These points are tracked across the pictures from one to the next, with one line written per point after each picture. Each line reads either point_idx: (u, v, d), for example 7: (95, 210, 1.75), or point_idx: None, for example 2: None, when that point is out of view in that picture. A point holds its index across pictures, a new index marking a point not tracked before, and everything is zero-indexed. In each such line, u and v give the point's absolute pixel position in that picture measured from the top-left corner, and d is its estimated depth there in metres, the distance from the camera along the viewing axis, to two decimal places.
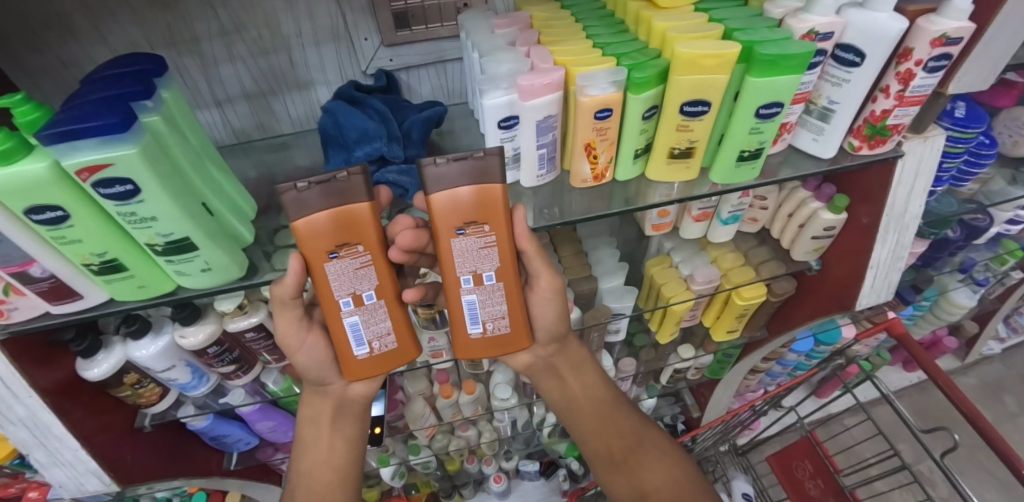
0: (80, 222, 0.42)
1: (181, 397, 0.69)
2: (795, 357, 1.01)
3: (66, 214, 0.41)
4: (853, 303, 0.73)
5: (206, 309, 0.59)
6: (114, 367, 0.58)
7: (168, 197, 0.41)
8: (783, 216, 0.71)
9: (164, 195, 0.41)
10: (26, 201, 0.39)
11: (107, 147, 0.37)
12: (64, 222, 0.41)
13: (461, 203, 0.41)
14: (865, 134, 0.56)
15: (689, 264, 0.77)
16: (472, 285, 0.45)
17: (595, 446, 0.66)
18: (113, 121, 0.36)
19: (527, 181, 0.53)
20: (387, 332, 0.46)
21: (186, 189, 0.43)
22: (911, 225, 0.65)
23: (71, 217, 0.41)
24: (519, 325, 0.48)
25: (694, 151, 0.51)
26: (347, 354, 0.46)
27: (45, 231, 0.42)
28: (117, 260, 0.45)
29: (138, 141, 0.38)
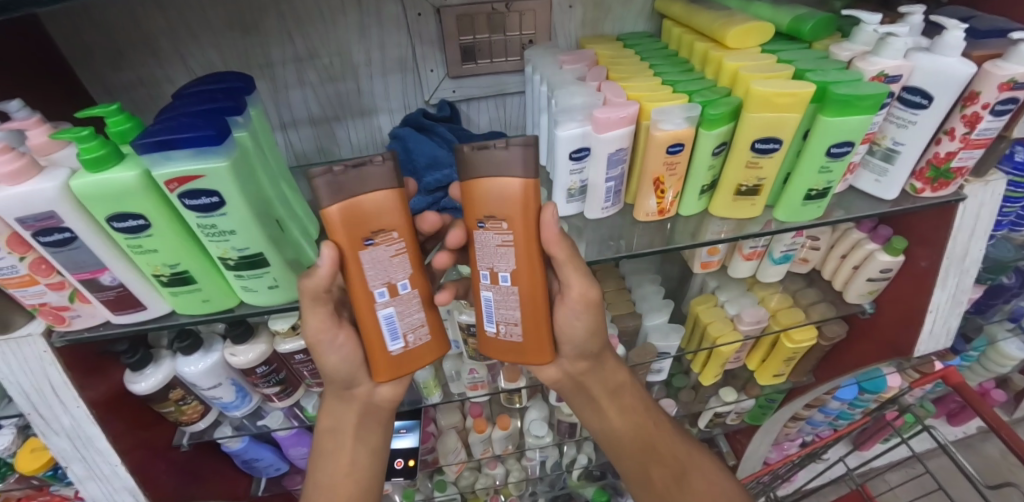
0: (158, 232, 0.42)
1: (220, 417, 0.68)
2: (838, 405, 0.95)
3: (147, 223, 0.41)
4: (911, 349, 0.70)
5: (258, 328, 0.58)
6: (160, 382, 0.57)
7: (249, 211, 0.41)
8: (837, 257, 0.70)
9: (246, 209, 0.41)
10: (113, 209, 0.40)
11: (199, 159, 0.38)
12: (144, 231, 0.42)
13: (492, 191, 0.39)
14: (928, 176, 0.56)
15: (735, 303, 0.75)
16: (489, 282, 0.43)
17: (632, 473, 0.64)
18: (208, 133, 0.37)
19: (592, 212, 0.53)
20: (420, 325, 0.44)
21: (264, 205, 0.44)
22: (972, 270, 0.63)
23: (151, 227, 0.42)
24: (537, 334, 0.45)
25: (761, 189, 0.51)
26: (380, 349, 0.43)
27: (124, 239, 0.42)
28: (187, 273, 0.45)
29: (229, 154, 0.39)
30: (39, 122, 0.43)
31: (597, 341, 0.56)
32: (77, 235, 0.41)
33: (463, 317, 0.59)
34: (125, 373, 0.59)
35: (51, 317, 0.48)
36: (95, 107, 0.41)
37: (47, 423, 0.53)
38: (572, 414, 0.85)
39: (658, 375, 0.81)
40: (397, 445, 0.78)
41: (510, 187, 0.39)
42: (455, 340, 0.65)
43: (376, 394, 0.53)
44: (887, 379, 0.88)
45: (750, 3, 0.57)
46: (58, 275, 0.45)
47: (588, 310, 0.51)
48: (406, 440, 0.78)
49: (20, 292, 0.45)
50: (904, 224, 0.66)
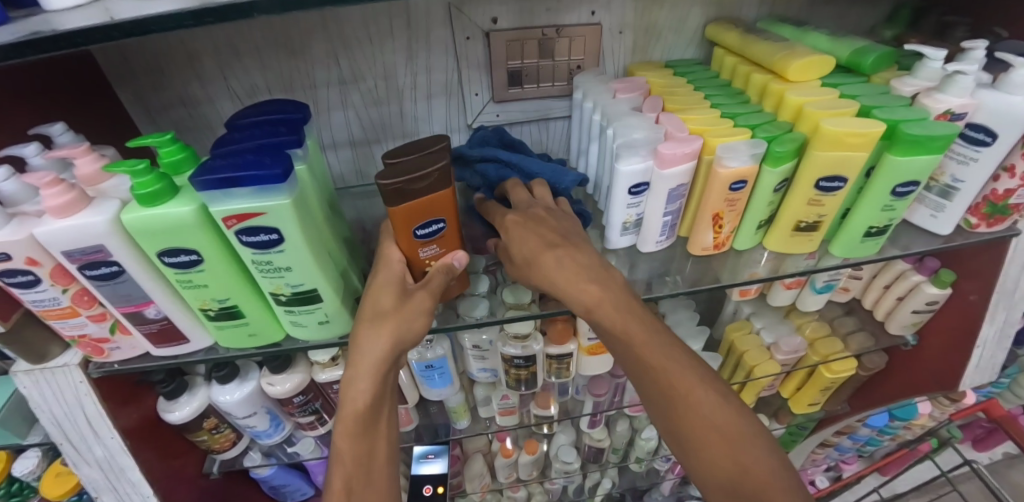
0: (209, 267, 0.41)
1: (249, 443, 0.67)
2: (867, 432, 0.92)
3: (199, 258, 0.40)
4: (956, 384, 0.69)
5: (297, 357, 0.57)
6: (194, 411, 0.56)
7: (306, 248, 0.40)
8: (880, 287, 0.68)
9: (304, 246, 0.40)
10: (166, 244, 0.39)
11: (260, 196, 0.37)
12: (195, 266, 0.40)
13: (399, 207, 0.38)
14: (984, 212, 0.55)
15: (773, 331, 0.73)
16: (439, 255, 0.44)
17: None
18: (273, 171, 0.35)
19: (645, 245, 0.52)
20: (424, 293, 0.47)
21: (319, 240, 0.43)
22: (1022, 304, 0.62)
23: (203, 262, 0.40)
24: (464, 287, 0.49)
25: (820, 226, 0.50)
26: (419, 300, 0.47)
27: (174, 274, 0.41)
28: (235, 307, 0.44)
29: (291, 191, 0.37)
30: (88, 150, 0.41)
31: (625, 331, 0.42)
32: (125, 269, 0.40)
33: (507, 350, 0.57)
34: (159, 399, 0.57)
35: (90, 348, 0.46)
36: (149, 137, 0.39)
37: (78, 453, 0.51)
38: (601, 439, 0.84)
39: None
40: (423, 471, 0.72)
41: (405, 201, 0.38)
42: (493, 369, 0.63)
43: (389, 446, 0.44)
44: (918, 406, 0.85)
45: (807, 34, 0.56)
46: (99, 307, 0.43)
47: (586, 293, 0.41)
48: (433, 465, 0.73)
49: (60, 324, 0.43)
50: (951, 256, 0.65)
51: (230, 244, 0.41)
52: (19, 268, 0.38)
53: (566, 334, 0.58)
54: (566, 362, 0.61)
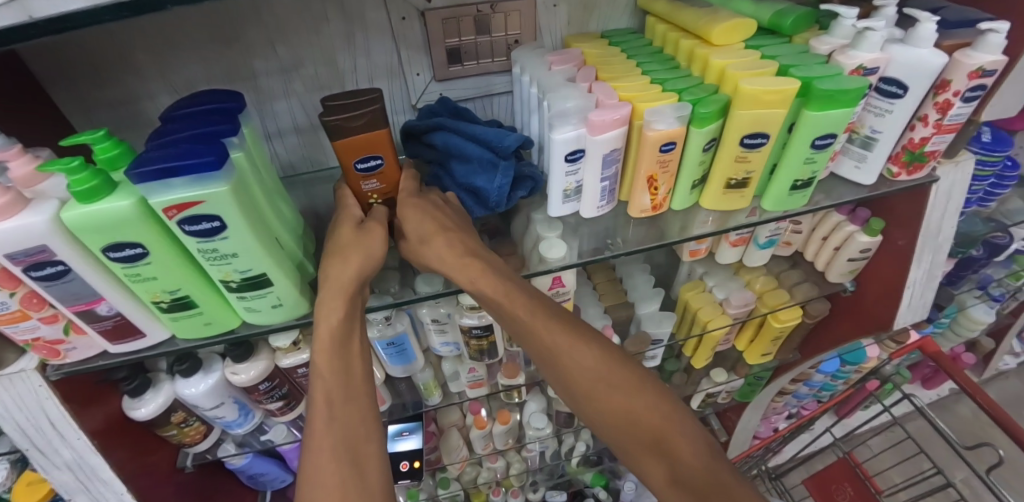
0: (156, 259, 0.41)
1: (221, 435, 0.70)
2: (821, 378, 0.99)
3: (144, 251, 0.40)
4: (891, 323, 0.74)
5: (259, 346, 0.58)
6: (160, 407, 0.57)
7: (251, 233, 0.41)
8: (818, 239, 0.72)
9: (248, 231, 0.41)
10: (107, 239, 0.39)
11: (198, 185, 0.37)
12: (141, 259, 0.41)
13: (342, 142, 0.44)
14: (904, 160, 0.58)
15: (724, 288, 0.76)
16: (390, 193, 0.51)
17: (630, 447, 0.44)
18: (210, 159, 0.36)
19: (587, 211, 0.54)
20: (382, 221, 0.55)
21: (264, 227, 0.44)
22: (945, 246, 0.67)
23: (149, 254, 0.41)
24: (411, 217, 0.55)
25: (749, 181, 0.53)
26: None
27: (121, 268, 0.41)
28: (187, 298, 0.45)
29: (229, 178, 0.38)
30: (19, 152, 0.41)
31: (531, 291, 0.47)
32: (71, 268, 0.40)
33: (464, 320, 0.59)
34: (125, 398, 0.58)
35: (46, 350, 0.46)
36: (82, 134, 0.39)
37: (46, 457, 0.52)
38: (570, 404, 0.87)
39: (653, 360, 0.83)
40: (402, 447, 0.79)
41: (347, 137, 0.44)
42: (456, 343, 0.65)
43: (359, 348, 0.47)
44: (866, 350, 0.90)
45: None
46: (50, 308, 0.43)
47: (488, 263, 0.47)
48: (411, 442, 0.79)
49: (12, 328, 0.43)
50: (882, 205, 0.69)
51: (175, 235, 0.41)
52: None
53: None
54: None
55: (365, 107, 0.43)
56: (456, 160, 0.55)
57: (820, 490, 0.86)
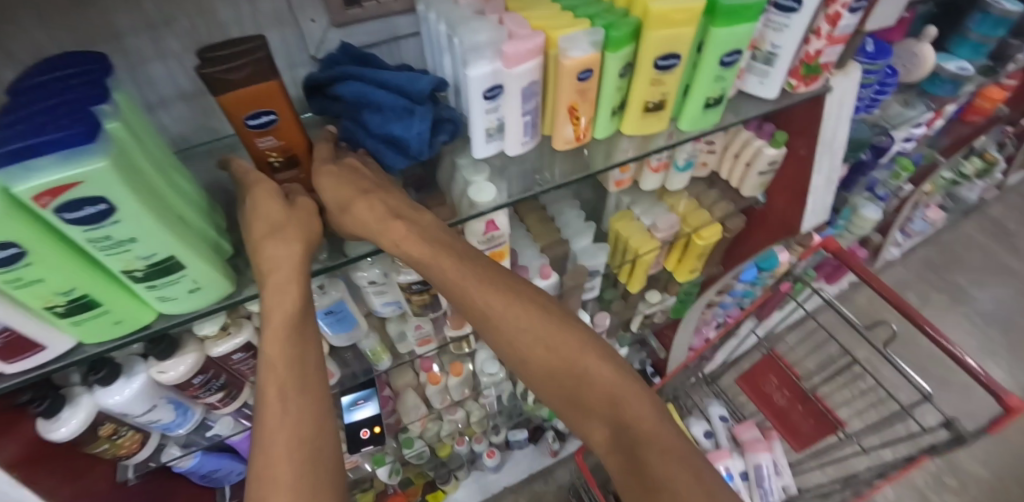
0: (39, 260, 0.34)
1: (162, 441, 0.65)
2: (743, 287, 1.09)
3: (23, 253, 0.33)
4: (799, 227, 0.81)
5: (184, 339, 0.53)
6: (84, 422, 0.51)
7: (152, 218, 0.36)
8: (731, 157, 0.76)
9: (147, 215, 0.36)
10: None
11: (74, 162, 0.31)
12: (18, 262, 0.33)
13: (228, 99, 0.40)
14: (801, 74, 0.62)
15: (650, 214, 0.78)
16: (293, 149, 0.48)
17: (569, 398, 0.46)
18: (78, 131, 0.31)
19: (512, 148, 0.53)
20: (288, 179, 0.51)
21: (165, 206, 0.39)
22: (840, 151, 0.73)
23: (29, 255, 0.33)
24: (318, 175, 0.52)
25: (665, 104, 0.54)
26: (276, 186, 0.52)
27: None
28: (86, 297, 0.39)
29: (109, 152, 0.32)
30: None
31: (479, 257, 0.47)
32: None
33: (401, 278, 0.58)
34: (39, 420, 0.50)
35: None
36: None
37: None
38: None
39: (591, 293, 0.86)
40: (359, 416, 0.78)
41: (232, 92, 0.40)
42: (398, 302, 0.64)
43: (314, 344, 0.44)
44: (778, 256, 0.98)
45: None
46: None
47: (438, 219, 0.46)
48: (368, 409, 0.79)
49: None
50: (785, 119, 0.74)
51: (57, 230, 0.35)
52: None
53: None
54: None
55: (247, 56, 0.39)
56: (368, 111, 0.52)
57: (752, 385, 0.97)
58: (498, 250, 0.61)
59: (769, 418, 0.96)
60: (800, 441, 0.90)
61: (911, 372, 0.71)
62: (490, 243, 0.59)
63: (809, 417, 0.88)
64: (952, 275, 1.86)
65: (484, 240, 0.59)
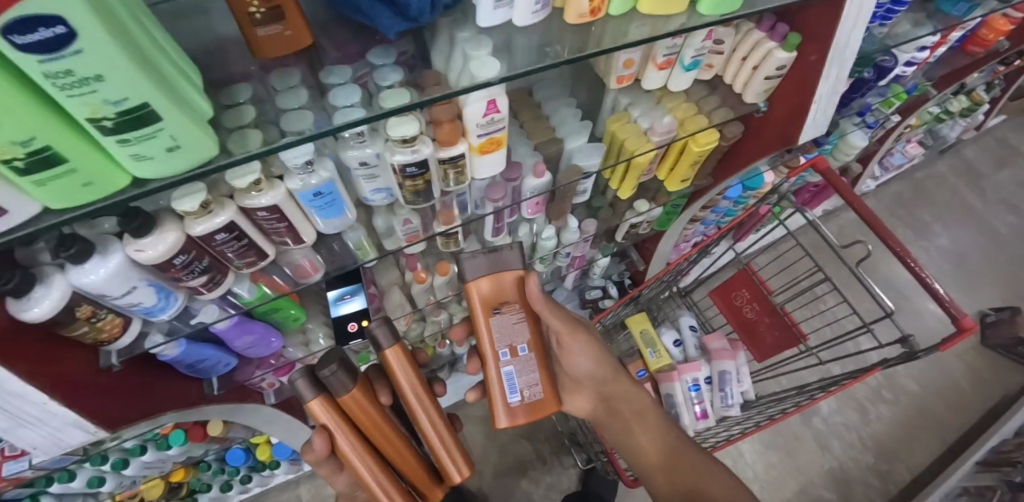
0: (90, 45, 0.30)
1: (192, 303, 0.67)
2: (726, 204, 1.15)
3: (71, 32, 0.29)
4: (796, 138, 0.80)
5: (161, 218, 0.53)
6: (169, 248, 0.52)
7: (10, 83, 0.31)
8: (739, 59, 0.73)
9: (120, 57, 0.32)
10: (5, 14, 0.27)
11: None
12: (68, 47, 0.30)
13: None
14: None
15: (648, 117, 0.77)
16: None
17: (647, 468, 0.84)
18: None
19: (521, 19, 0.49)
20: (277, 24, 0.45)
21: (137, 52, 0.35)
22: (850, 60, 0.68)
23: (79, 38, 0.30)
24: (294, 18, 0.45)
25: None
26: (246, 29, 0.44)
27: (38, 68, 0.30)
28: (142, 108, 0.35)
29: None
30: None
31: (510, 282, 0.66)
32: None
33: (398, 158, 0.55)
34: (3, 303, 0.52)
35: None
36: None
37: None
38: (506, 247, 0.90)
39: (582, 196, 0.86)
40: (343, 311, 0.80)
41: None
42: (384, 190, 0.63)
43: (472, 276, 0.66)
44: (764, 176, 1.06)
45: None
46: None
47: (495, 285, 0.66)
48: (354, 304, 0.81)
49: None
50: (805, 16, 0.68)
51: (17, 68, 0.31)
52: None
53: (455, 135, 0.56)
54: (458, 165, 0.60)
55: None
56: None
57: (724, 298, 1.03)
58: (497, 136, 0.60)
59: (734, 328, 1.04)
60: (761, 351, 0.99)
61: (868, 283, 0.84)
62: (490, 127, 0.57)
63: (774, 330, 0.95)
64: (915, 211, 1.94)
65: (484, 123, 0.57)
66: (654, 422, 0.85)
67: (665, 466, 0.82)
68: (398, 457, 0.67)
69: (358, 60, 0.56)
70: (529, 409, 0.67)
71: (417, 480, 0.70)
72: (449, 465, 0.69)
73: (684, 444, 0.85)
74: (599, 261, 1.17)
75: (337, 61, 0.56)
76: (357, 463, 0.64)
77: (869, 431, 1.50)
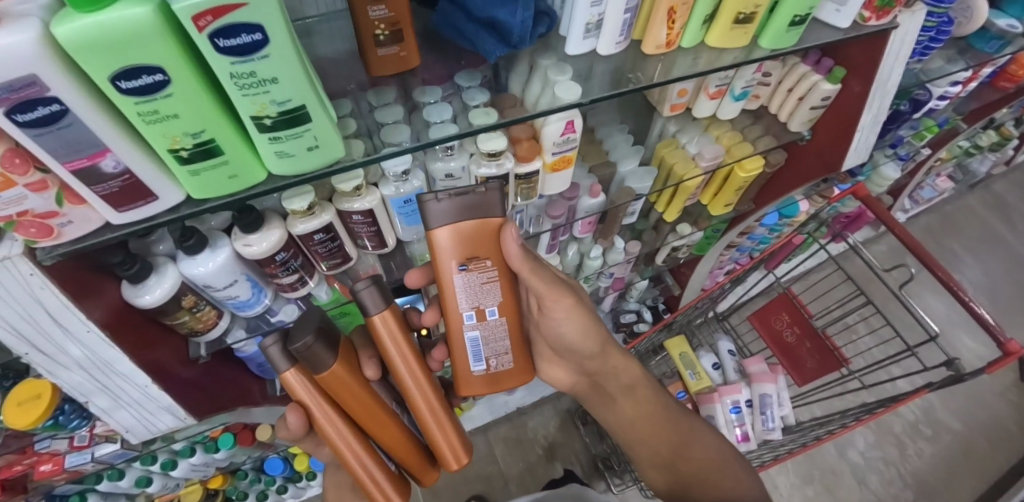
0: (275, 51, 0.36)
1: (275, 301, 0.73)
2: (762, 231, 1.15)
3: (264, 39, 0.35)
4: (840, 165, 0.84)
5: (269, 217, 0.59)
6: (272, 245, 0.58)
7: (197, 80, 0.37)
8: (784, 91, 0.78)
9: (293, 62, 0.37)
10: (221, 21, 0.33)
11: None
12: (258, 51, 0.35)
13: None
14: (876, 6, 0.60)
15: (696, 143, 0.82)
16: (385, 21, 0.48)
17: (640, 448, 0.86)
18: None
19: (604, 48, 0.56)
20: (395, 48, 0.51)
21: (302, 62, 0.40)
22: (892, 91, 0.73)
23: (268, 45, 0.35)
24: (409, 42, 0.52)
25: (755, 17, 0.56)
26: (368, 51, 0.51)
27: (230, 68, 0.35)
28: (298, 109, 0.40)
29: None
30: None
31: (488, 238, 0.57)
32: (170, 79, 0.36)
33: (483, 170, 0.62)
34: (124, 288, 0.60)
35: (35, 229, 0.44)
36: None
37: (52, 358, 0.57)
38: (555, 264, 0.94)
39: (631, 217, 0.91)
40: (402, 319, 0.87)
41: None
42: None
43: (447, 230, 0.56)
44: (799, 204, 1.06)
45: None
46: (38, 172, 0.41)
47: (470, 250, 0.57)
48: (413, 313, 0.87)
49: None
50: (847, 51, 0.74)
51: (202, 70, 0.37)
52: (45, 97, 0.35)
53: (533, 151, 0.63)
54: (531, 180, 0.66)
55: None
56: None
57: (763, 322, 1.05)
58: (568, 155, 0.66)
59: (776, 355, 1.05)
60: (803, 375, 1.00)
61: (913, 306, 0.85)
62: (564, 146, 0.64)
63: (816, 353, 0.96)
64: (945, 244, 1.94)
65: (559, 142, 0.63)
66: (645, 394, 0.85)
67: (666, 454, 0.83)
68: (385, 437, 0.67)
69: (446, 80, 0.61)
70: (506, 374, 0.65)
71: (408, 459, 0.70)
72: (445, 451, 0.70)
73: (685, 418, 0.86)
74: (638, 284, 1.20)
75: (427, 81, 0.60)
76: (342, 442, 0.64)
77: (908, 466, 1.46)
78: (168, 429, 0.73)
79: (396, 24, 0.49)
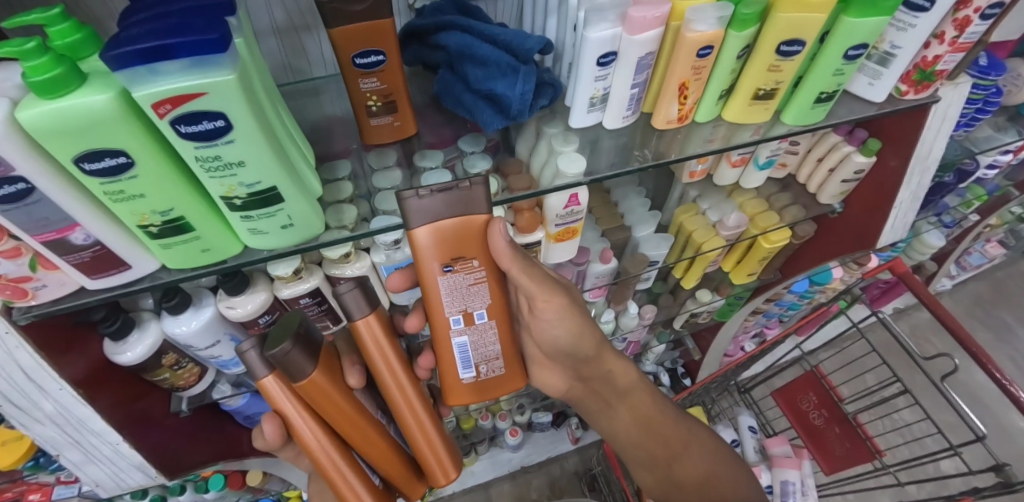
0: (241, 138, 0.34)
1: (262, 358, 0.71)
2: (791, 298, 1.06)
3: (229, 125, 0.33)
4: (875, 242, 0.77)
5: (255, 278, 0.57)
6: (256, 307, 0.56)
7: (165, 161, 0.35)
8: (813, 160, 0.73)
9: (262, 146, 0.35)
10: (181, 109, 0.31)
11: (199, 70, 0.30)
12: (222, 137, 0.33)
13: (340, 31, 0.41)
14: (914, 79, 0.56)
15: (717, 211, 0.77)
16: (377, 93, 0.47)
17: (639, 457, 0.78)
18: (212, 37, 0.29)
19: (611, 121, 0.53)
20: (389, 118, 0.50)
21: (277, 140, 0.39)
22: (932, 167, 0.67)
23: (233, 130, 0.33)
24: (404, 112, 0.50)
25: (776, 93, 0.52)
26: (362, 121, 0.50)
27: (194, 152, 0.34)
28: (269, 191, 0.38)
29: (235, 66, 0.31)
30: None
31: (474, 233, 0.49)
32: (135, 160, 0.34)
33: None
34: (104, 344, 0.58)
35: (10, 291, 0.43)
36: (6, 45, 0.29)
37: (26, 412, 0.52)
38: None
39: (645, 283, 0.86)
40: None
41: (345, 23, 0.40)
42: None
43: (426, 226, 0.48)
44: (831, 271, 0.96)
45: None
46: (12, 240, 0.40)
47: (455, 249, 0.49)
48: None
49: None
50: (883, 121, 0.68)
51: (170, 150, 0.35)
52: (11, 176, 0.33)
53: (534, 222, 0.59)
54: (535, 251, 0.63)
55: None
56: (470, 63, 0.49)
57: (788, 401, 0.97)
58: (573, 225, 0.63)
59: (800, 435, 0.96)
60: (830, 462, 0.90)
61: (953, 398, 0.76)
62: (569, 218, 0.61)
63: (846, 441, 0.87)
64: (997, 313, 1.79)
65: (563, 214, 0.60)
66: (641, 397, 0.77)
67: (660, 454, 0.76)
68: (369, 448, 0.60)
69: (449, 144, 0.58)
70: (494, 381, 0.59)
71: (392, 471, 0.64)
72: (433, 464, 0.65)
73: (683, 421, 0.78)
74: (655, 347, 1.13)
75: (430, 144, 0.57)
76: (325, 460, 0.58)
77: None
78: (139, 486, 0.68)
79: (390, 96, 0.47)
